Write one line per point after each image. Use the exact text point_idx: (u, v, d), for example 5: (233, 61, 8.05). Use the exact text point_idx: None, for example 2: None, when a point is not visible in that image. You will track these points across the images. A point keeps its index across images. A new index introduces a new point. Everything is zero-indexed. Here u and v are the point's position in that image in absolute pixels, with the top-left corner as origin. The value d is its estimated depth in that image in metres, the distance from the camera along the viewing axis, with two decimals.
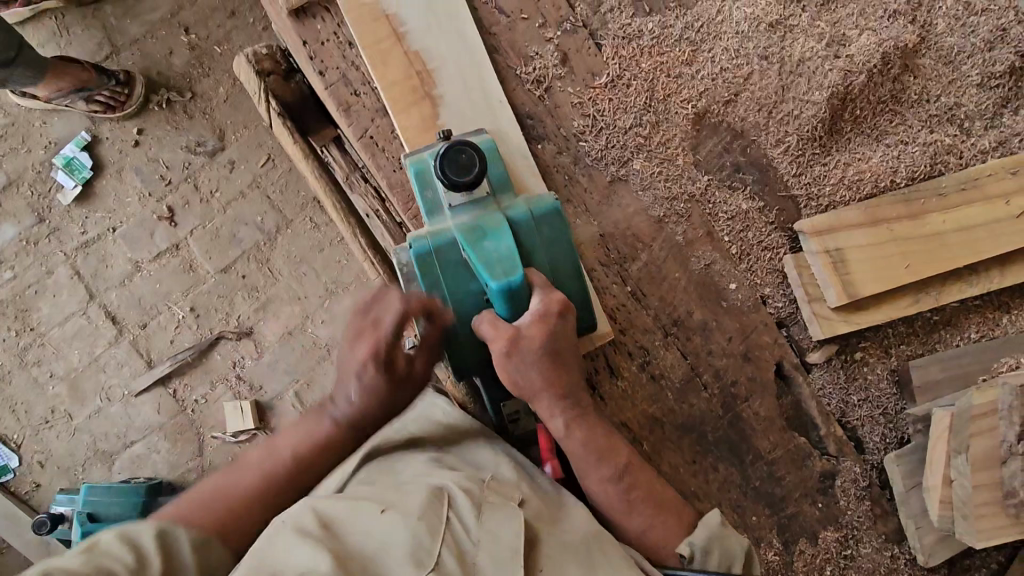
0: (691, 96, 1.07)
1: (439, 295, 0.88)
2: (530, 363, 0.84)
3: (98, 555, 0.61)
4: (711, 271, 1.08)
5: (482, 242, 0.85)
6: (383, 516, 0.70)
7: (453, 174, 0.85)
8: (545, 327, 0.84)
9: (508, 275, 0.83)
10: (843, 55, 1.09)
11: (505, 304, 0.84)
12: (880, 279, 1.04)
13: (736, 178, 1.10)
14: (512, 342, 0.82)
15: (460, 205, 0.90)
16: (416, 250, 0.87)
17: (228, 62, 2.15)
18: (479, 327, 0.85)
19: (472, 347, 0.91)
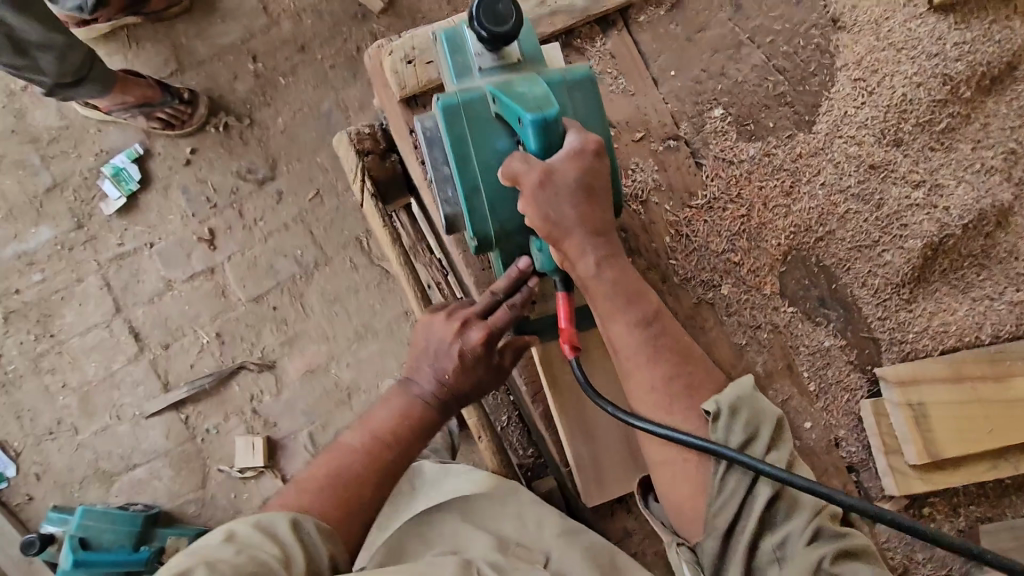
0: (785, 226, 1.06)
1: (468, 157, 0.84)
2: (564, 198, 0.80)
3: (243, 552, 0.71)
4: (788, 406, 1.05)
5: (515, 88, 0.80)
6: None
7: (487, 23, 0.80)
8: (578, 166, 0.80)
9: (543, 109, 0.78)
10: (940, 205, 1.08)
11: (538, 138, 0.79)
12: (960, 440, 1.02)
13: (821, 313, 1.07)
14: (545, 174, 0.79)
15: (491, 68, 0.86)
16: (444, 104, 0.83)
17: (291, 95, 2.15)
18: (510, 165, 0.79)
19: (495, 209, 0.86)
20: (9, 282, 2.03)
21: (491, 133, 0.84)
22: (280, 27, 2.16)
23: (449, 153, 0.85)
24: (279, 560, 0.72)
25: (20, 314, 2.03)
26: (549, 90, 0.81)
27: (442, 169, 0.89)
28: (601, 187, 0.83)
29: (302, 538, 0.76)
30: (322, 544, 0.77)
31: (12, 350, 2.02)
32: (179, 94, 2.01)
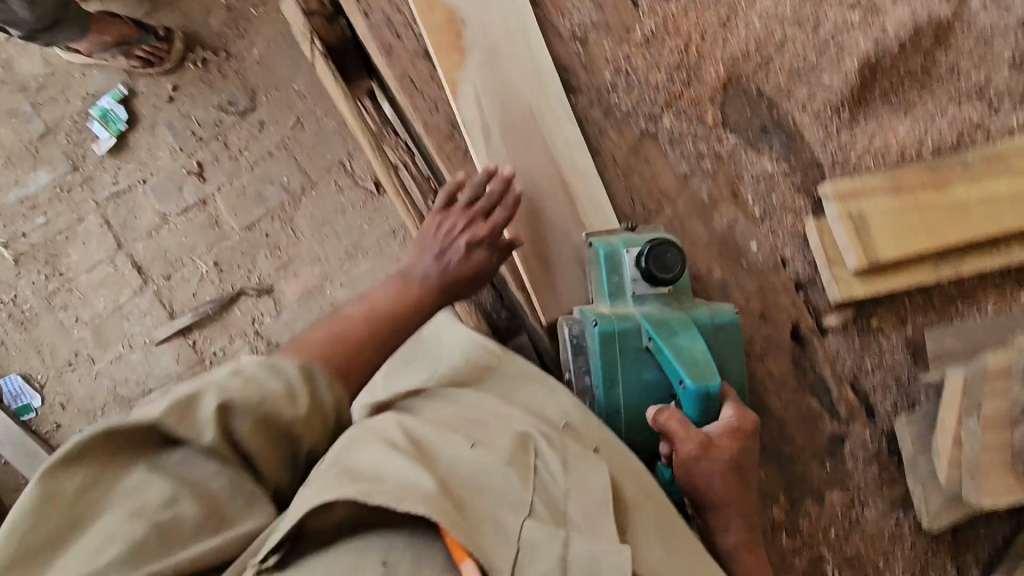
0: (723, 57, 1.09)
1: (614, 373, 0.95)
2: (715, 471, 0.85)
3: (185, 427, 0.66)
4: (734, 230, 1.10)
5: (676, 338, 0.90)
6: (471, 454, 0.73)
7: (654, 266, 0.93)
8: (735, 442, 0.87)
9: (705, 378, 0.86)
10: (876, 26, 1.10)
11: (697, 406, 0.88)
12: (897, 244, 1.06)
13: (763, 141, 1.12)
14: (702, 444, 0.85)
15: (645, 294, 0.97)
16: (602, 329, 0.94)
17: (263, 25, 2.19)
18: (668, 424, 0.86)
19: (630, 379, 0.95)
20: (15, 227, 2.13)
21: (642, 357, 0.95)
22: None
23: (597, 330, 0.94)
24: (219, 440, 0.67)
25: (29, 256, 2.13)
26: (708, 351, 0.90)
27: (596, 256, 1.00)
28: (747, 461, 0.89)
29: (262, 416, 0.70)
30: (277, 422, 0.72)
31: (25, 290, 2.13)
32: (156, 30, 2.07)
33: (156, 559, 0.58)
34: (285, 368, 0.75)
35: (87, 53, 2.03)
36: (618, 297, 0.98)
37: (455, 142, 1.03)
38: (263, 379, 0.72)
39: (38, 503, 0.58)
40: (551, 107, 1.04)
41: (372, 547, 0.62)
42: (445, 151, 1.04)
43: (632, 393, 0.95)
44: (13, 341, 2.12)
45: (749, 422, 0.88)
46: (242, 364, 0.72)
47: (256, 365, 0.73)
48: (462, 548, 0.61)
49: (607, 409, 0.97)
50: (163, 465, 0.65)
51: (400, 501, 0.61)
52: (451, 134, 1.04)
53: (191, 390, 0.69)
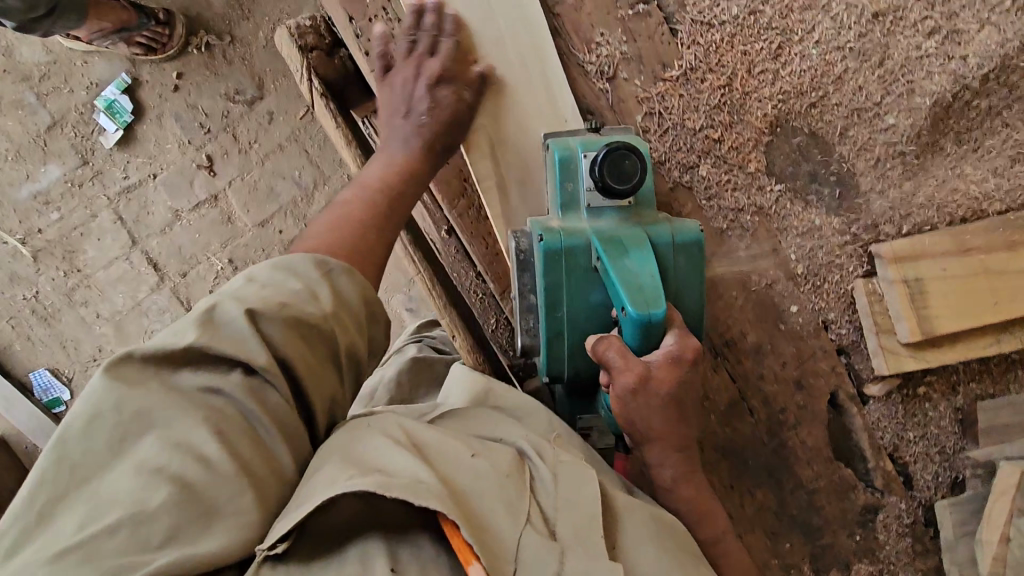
0: (772, 95, 0.96)
1: (558, 296, 0.82)
2: (654, 406, 0.72)
3: (220, 341, 0.55)
4: (773, 291, 1.00)
5: (622, 258, 0.76)
6: (476, 461, 0.63)
7: (605, 171, 0.77)
8: (675, 371, 0.72)
9: (649, 306, 0.73)
10: (957, 56, 0.94)
11: (637, 336, 0.74)
12: (957, 315, 0.95)
13: (812, 190, 0.99)
14: (641, 377, 0.70)
15: (601, 207, 0.83)
16: (545, 244, 0.80)
17: (267, 5, 2.05)
18: (606, 352, 0.72)
19: (576, 301, 0.82)
20: (31, 222, 2.11)
21: (591, 277, 0.81)
22: None
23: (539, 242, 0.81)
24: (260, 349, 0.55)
25: (46, 252, 2.12)
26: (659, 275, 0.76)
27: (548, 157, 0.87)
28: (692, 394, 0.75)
29: (299, 324, 0.59)
30: (309, 339, 0.59)
31: (46, 286, 2.13)
32: (155, 15, 1.94)
33: (223, 490, 0.51)
34: (304, 267, 0.63)
35: (86, 39, 1.93)
36: (570, 209, 0.84)
37: (466, 199, 0.94)
38: (280, 283, 0.61)
39: (77, 426, 0.49)
40: None
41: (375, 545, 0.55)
42: (456, 209, 0.95)
43: (574, 321, 0.83)
44: (38, 337, 2.15)
45: (692, 349, 0.74)
46: (258, 269, 0.61)
47: (271, 268, 0.62)
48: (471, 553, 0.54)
49: (549, 330, 0.84)
50: (198, 389, 0.53)
51: (417, 497, 0.54)
52: (462, 188, 0.95)
53: (210, 301, 0.57)
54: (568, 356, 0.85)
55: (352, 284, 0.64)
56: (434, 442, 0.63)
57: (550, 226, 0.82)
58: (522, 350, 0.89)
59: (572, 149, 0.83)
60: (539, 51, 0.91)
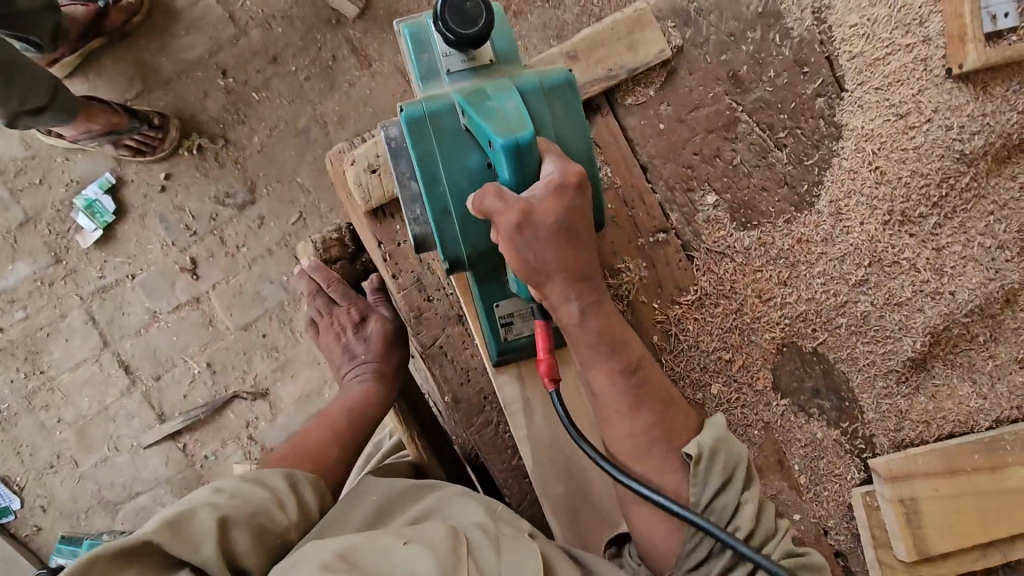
0: (781, 319, 1.01)
1: (433, 168, 0.74)
2: (544, 240, 0.69)
3: (176, 544, 0.68)
4: (778, 500, 1.04)
5: (483, 100, 0.71)
6: (407, 551, 0.66)
7: (452, 24, 0.74)
8: (558, 200, 0.68)
9: (514, 129, 0.68)
10: (946, 292, 1.02)
11: (511, 168, 0.69)
12: (950, 535, 1.00)
13: (814, 403, 1.04)
14: (523, 213, 0.67)
15: (462, 73, 0.81)
16: (407, 116, 0.74)
17: (265, 110, 2.03)
18: (483, 202, 0.68)
19: (454, 170, 0.75)
20: None
21: (462, 142, 0.75)
22: (248, 36, 2.01)
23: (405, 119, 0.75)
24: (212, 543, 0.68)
25: (7, 352, 2.00)
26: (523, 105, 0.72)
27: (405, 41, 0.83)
28: (584, 222, 0.72)
29: (249, 531, 0.72)
30: (254, 542, 0.71)
31: (3, 388, 2.00)
32: (150, 118, 1.90)
33: None
34: (274, 479, 0.79)
35: (71, 139, 1.86)
36: (431, 82, 0.80)
37: (487, 416, 0.95)
38: (247, 491, 0.75)
39: None
40: None
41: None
42: (473, 424, 0.95)
43: (464, 213, 0.75)
44: None
45: (574, 174, 0.69)
46: (225, 483, 0.76)
47: (239, 482, 0.76)
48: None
49: (434, 208, 0.75)
50: None
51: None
52: (481, 403, 0.95)
53: (179, 510, 0.71)
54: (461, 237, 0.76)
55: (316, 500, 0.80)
56: (361, 554, 0.65)
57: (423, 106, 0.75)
58: (415, 243, 0.81)
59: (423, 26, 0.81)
60: None
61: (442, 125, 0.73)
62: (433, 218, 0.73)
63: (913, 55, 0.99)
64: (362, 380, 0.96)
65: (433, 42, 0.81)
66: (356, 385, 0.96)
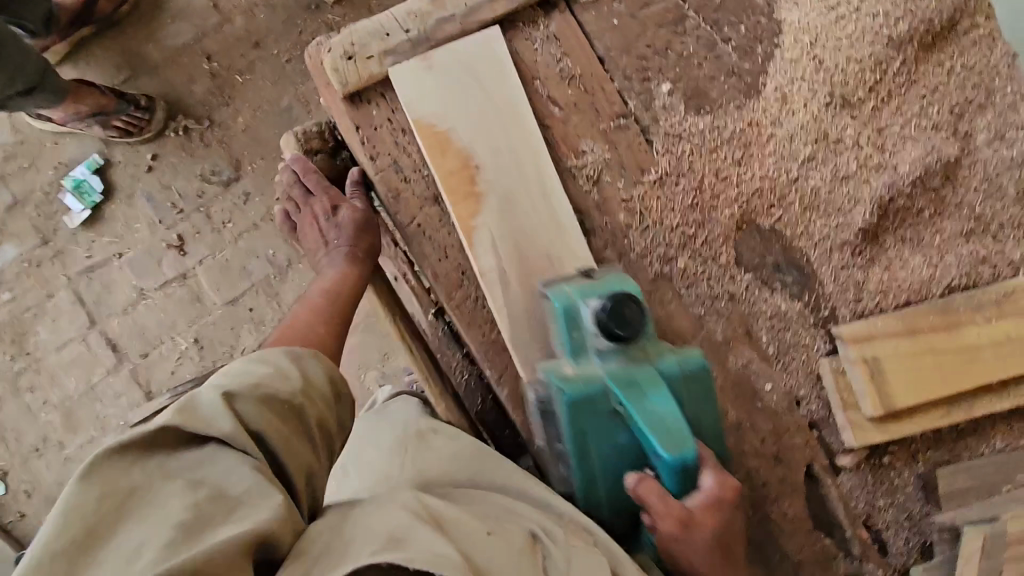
0: (738, 196, 1.08)
1: (585, 433, 0.88)
2: (700, 550, 0.90)
3: (199, 419, 0.67)
4: (749, 370, 1.09)
5: (644, 400, 0.84)
6: (492, 537, 0.76)
7: (612, 326, 0.83)
8: (715, 511, 0.89)
9: (681, 449, 0.83)
10: (889, 166, 1.09)
11: (674, 477, 0.87)
12: (912, 390, 1.05)
13: (776, 278, 1.11)
14: (682, 521, 0.87)
15: (608, 351, 0.87)
16: (568, 398, 0.86)
17: (248, 92, 2.10)
18: (647, 496, 0.87)
19: (596, 432, 0.88)
20: None
21: (609, 425, 0.89)
22: (232, 24, 2.10)
23: (560, 381, 0.88)
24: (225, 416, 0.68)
25: None
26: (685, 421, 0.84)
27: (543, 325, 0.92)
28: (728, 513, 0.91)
29: (261, 396, 0.72)
30: (264, 412, 0.71)
31: None
32: (137, 99, 1.98)
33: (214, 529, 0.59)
34: (276, 357, 0.78)
35: (60, 121, 1.92)
36: (580, 354, 0.89)
37: (464, 291, 0.99)
38: (252, 370, 0.74)
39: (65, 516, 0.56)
40: (569, 247, 1.00)
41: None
42: (454, 300, 0.99)
43: (578, 338, 0.89)
44: None
45: (730, 489, 0.89)
46: (229, 366, 0.74)
47: (242, 362, 0.75)
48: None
49: (574, 446, 0.90)
50: (182, 469, 0.64)
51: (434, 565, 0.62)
52: (460, 280, 1.00)
53: (190, 395, 0.70)
54: (596, 457, 0.90)
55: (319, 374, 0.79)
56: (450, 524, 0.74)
57: (561, 288, 0.90)
58: (550, 457, 0.97)
59: (565, 290, 0.90)
60: (530, 155, 0.99)
61: (595, 410, 0.86)
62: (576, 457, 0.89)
63: None
64: (334, 264, 1.00)
65: (581, 318, 0.88)
66: (330, 268, 1.00)
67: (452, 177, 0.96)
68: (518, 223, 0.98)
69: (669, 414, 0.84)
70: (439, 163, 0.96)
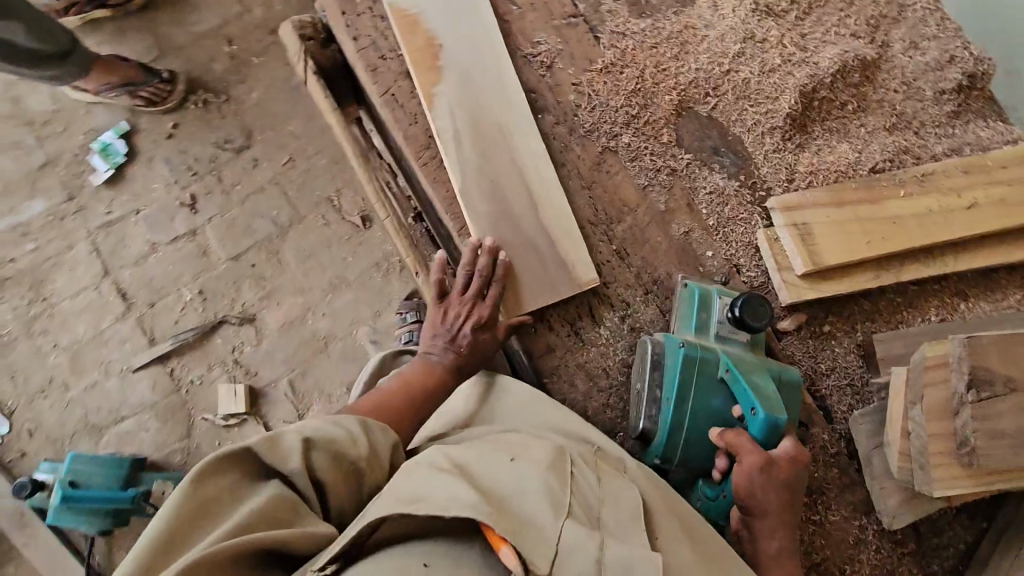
0: (677, 84, 1.21)
1: (689, 393, 1.01)
2: (770, 490, 0.88)
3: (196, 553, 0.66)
4: (690, 237, 1.19)
5: (753, 375, 0.99)
6: (515, 465, 0.83)
7: (746, 313, 1.03)
8: (792, 469, 0.90)
9: (776, 412, 0.94)
10: (811, 62, 1.24)
11: (763, 432, 0.93)
12: (840, 250, 1.15)
13: (716, 160, 1.22)
14: (767, 461, 0.88)
15: (727, 338, 1.08)
16: (685, 352, 1.02)
17: (263, 72, 2.34)
18: (738, 437, 0.91)
19: (700, 392, 1.01)
20: (4, 252, 2.16)
21: (712, 389, 1.02)
22: (252, 15, 2.36)
23: (672, 386, 1.02)
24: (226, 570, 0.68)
25: (14, 281, 2.15)
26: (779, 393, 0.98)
27: (653, 390, 1.04)
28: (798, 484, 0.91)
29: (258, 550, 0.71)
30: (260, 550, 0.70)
31: (6, 314, 2.13)
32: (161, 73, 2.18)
33: None
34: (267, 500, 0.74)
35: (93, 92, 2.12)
36: (701, 333, 1.08)
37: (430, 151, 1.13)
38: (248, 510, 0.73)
39: None
40: (513, 120, 1.14)
41: (411, 556, 0.71)
42: (421, 158, 1.13)
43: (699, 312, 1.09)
44: None
45: (805, 457, 0.91)
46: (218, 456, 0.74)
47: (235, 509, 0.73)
48: (502, 538, 0.70)
49: (674, 393, 1.02)
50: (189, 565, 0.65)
51: (450, 510, 0.71)
52: (427, 142, 1.14)
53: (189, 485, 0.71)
54: (690, 413, 1.02)
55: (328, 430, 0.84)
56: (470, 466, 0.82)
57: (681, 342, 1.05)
58: (640, 431, 1.04)
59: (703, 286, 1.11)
60: (485, 40, 1.15)
61: (707, 372, 1.02)
62: (675, 393, 1.01)
63: None
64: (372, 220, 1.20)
65: (713, 305, 1.10)
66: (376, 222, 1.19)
67: (417, 50, 1.12)
68: (471, 92, 1.13)
69: (767, 385, 0.98)
70: (407, 38, 1.12)
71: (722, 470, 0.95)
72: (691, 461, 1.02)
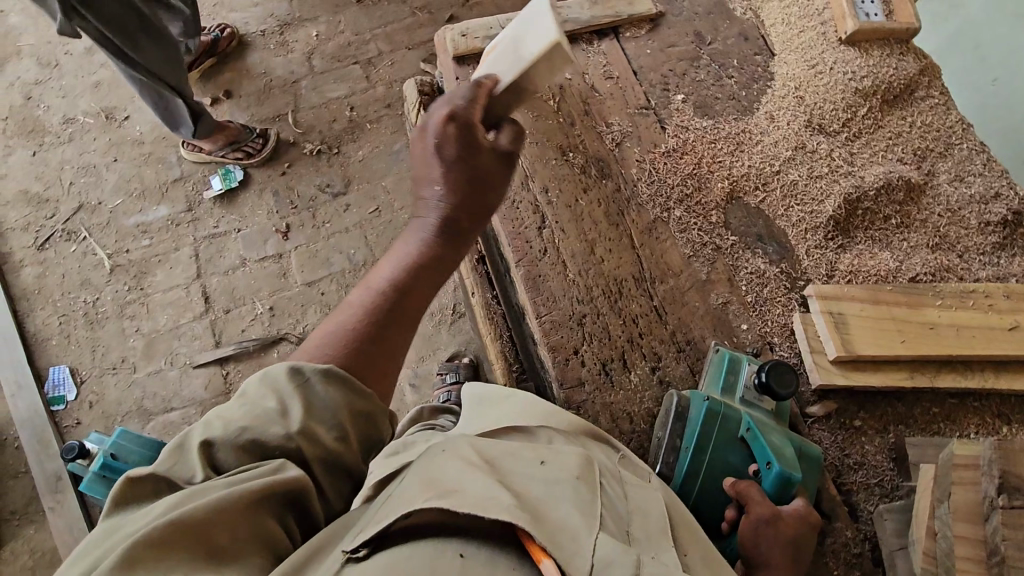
0: (729, 176, 1.37)
1: (707, 444, 1.02)
2: (777, 547, 0.87)
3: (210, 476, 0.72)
4: (727, 308, 1.27)
5: (772, 434, 1.01)
6: (545, 467, 0.75)
7: (772, 379, 1.07)
8: (799, 527, 0.89)
9: (791, 469, 0.96)
10: (856, 176, 1.37)
11: (775, 486, 0.96)
12: (872, 342, 1.20)
13: (759, 246, 1.33)
14: (773, 512, 0.88)
15: (751, 402, 1.11)
16: (709, 404, 1.03)
17: (373, 135, 2.68)
18: (749, 487, 0.92)
19: (718, 445, 1.02)
20: (123, 243, 2.43)
21: (731, 444, 1.03)
22: (375, 90, 2.75)
23: (693, 436, 1.02)
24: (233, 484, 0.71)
25: (122, 268, 2.40)
26: (796, 454, 1.00)
27: (673, 439, 1.04)
28: (806, 549, 0.89)
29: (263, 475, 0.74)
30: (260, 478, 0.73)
31: (107, 295, 2.36)
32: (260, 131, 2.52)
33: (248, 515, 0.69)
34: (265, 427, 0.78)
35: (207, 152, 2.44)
36: (726, 393, 1.12)
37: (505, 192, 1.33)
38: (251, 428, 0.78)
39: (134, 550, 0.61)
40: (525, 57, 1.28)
41: (446, 545, 0.60)
42: None
43: (725, 373, 1.14)
44: (76, 336, 2.30)
45: (815, 521, 0.91)
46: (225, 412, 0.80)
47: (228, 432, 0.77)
48: (544, 550, 0.59)
49: (694, 443, 1.02)
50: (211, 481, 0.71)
51: (485, 510, 0.61)
52: None
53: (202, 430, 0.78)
54: (706, 466, 1.02)
55: (283, 368, 0.82)
56: (502, 466, 0.74)
57: (706, 395, 1.07)
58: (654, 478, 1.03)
59: (729, 352, 1.16)
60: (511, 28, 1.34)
61: (728, 427, 1.03)
62: (696, 443, 1.01)
63: (819, 33, 1.54)
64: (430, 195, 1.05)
65: (740, 369, 1.14)
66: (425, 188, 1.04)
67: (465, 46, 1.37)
68: None
69: (786, 447, 1.00)
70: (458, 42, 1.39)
71: (729, 520, 0.94)
72: (701, 516, 1.01)
